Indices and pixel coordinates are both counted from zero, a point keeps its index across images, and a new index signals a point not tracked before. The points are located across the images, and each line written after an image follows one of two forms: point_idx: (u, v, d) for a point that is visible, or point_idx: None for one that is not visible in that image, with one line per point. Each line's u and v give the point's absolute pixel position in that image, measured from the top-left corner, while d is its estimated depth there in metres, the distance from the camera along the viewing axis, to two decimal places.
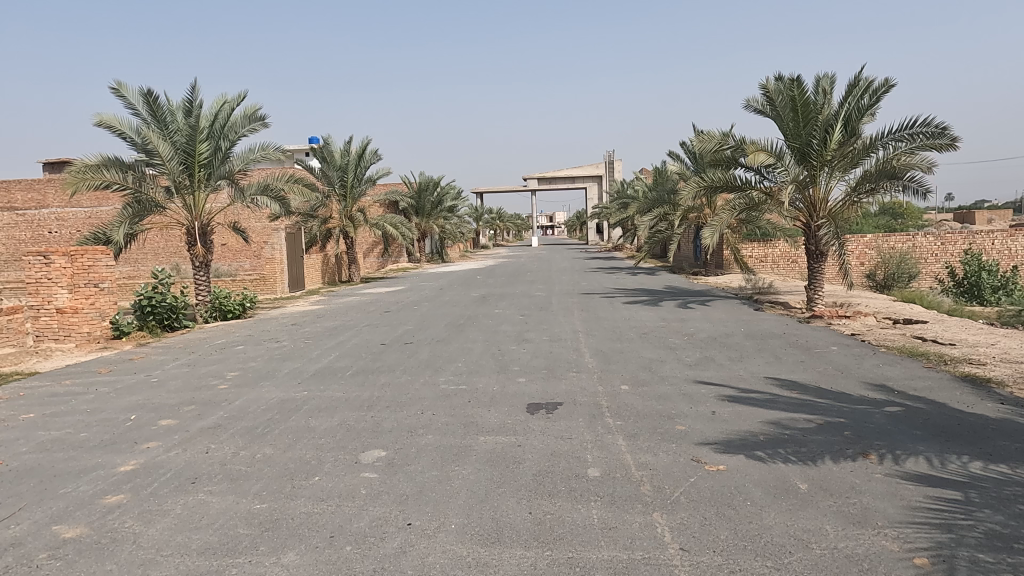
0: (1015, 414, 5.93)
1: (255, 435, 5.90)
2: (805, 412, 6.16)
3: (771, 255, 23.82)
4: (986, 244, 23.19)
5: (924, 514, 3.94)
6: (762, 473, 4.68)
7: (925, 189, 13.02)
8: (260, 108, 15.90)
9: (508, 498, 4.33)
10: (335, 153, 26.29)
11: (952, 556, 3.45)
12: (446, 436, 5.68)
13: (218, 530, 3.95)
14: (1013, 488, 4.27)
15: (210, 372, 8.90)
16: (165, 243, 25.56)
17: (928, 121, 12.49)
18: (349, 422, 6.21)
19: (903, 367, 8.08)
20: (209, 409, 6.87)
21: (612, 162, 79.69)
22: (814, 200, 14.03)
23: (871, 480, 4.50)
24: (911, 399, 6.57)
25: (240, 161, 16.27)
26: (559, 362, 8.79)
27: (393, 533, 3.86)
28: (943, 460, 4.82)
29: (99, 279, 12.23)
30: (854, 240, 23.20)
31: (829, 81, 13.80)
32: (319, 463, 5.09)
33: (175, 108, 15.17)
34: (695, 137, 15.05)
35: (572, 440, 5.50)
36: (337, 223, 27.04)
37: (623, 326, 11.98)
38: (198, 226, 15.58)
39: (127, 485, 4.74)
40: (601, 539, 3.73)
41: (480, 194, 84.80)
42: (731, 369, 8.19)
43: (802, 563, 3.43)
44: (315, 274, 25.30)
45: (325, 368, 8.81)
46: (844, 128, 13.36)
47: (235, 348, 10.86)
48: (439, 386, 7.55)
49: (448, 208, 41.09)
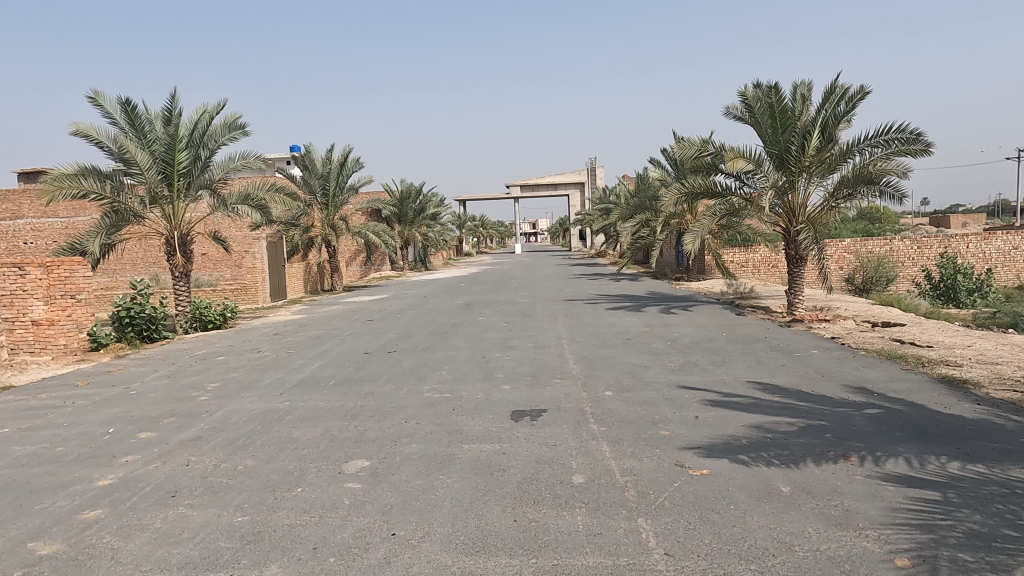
0: (990, 414, 6.04)
1: (237, 446, 5.83)
2: (787, 416, 6.21)
3: (752, 260, 24.05)
4: (961, 248, 23.60)
5: (905, 515, 3.99)
6: (746, 477, 4.70)
7: (900, 194, 13.25)
8: (240, 116, 15.79)
9: (493, 506, 4.31)
10: (317, 161, 26.10)
11: (934, 556, 3.49)
12: (430, 445, 5.66)
13: (199, 544, 3.89)
14: (990, 487, 4.35)
15: (191, 383, 8.80)
16: (143, 253, 25.27)
17: (903, 127, 12.73)
18: (333, 432, 6.17)
19: (882, 370, 8.19)
20: (190, 421, 6.78)
21: (594, 169, 80.03)
22: (793, 206, 14.19)
23: (852, 483, 4.54)
24: (891, 401, 6.67)
25: (220, 169, 16.15)
26: (544, 369, 8.80)
27: (377, 543, 3.83)
28: (922, 461, 4.89)
29: (76, 291, 11.98)
30: (833, 244, 23.42)
31: (806, 88, 13.99)
32: (302, 474, 5.04)
33: (153, 117, 15.02)
34: (675, 143, 15.18)
35: (557, 447, 5.50)
36: (319, 232, 26.94)
37: (607, 332, 12.04)
38: (178, 236, 15.39)
39: (106, 500, 4.66)
40: (586, 545, 3.72)
41: (462, 202, 84.76)
42: (714, 374, 8.24)
43: (785, 566, 3.45)
44: (298, 283, 25.17)
45: (308, 378, 8.74)
46: (821, 134, 13.55)
47: (216, 358, 10.75)
48: (424, 394, 7.53)
49: (430, 216, 40.94)
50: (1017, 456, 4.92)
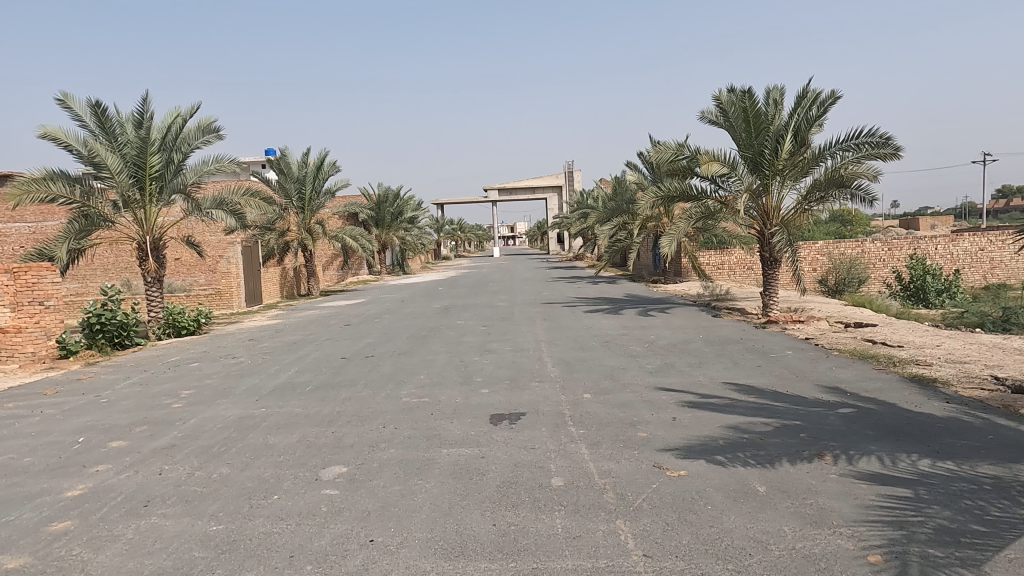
0: (959, 412, 6.18)
1: (211, 454, 5.74)
2: (763, 416, 6.28)
3: (727, 262, 24.33)
4: (929, 249, 24.12)
5: (877, 512, 4.06)
6: (723, 478, 4.75)
7: (871, 197, 13.49)
8: (215, 119, 15.61)
9: (472, 510, 4.30)
10: (293, 164, 25.84)
11: (904, 552, 3.56)
12: (409, 450, 5.63)
13: (173, 554, 3.82)
14: (960, 484, 4.44)
15: (164, 390, 8.63)
16: (115, 258, 24.81)
17: (872, 132, 12.98)
18: (310, 438, 6.11)
19: (855, 369, 8.34)
20: (163, 429, 6.67)
21: (572, 172, 80.30)
22: (767, 209, 14.38)
23: (827, 481, 4.60)
24: (863, 400, 6.78)
25: (193, 173, 15.93)
26: (523, 372, 8.80)
27: (355, 550, 3.80)
28: (893, 459, 4.98)
29: (44, 297, 11.77)
30: (806, 247, 23.73)
31: (779, 93, 14.21)
32: (279, 481, 4.98)
33: (124, 119, 14.79)
34: (651, 147, 15.33)
35: (536, 451, 5.50)
36: (296, 237, 26.66)
37: (585, 335, 12.08)
38: (150, 240, 15.14)
39: (75, 511, 4.55)
40: (565, 548, 3.73)
41: (440, 205, 84.60)
42: (691, 375, 8.32)
43: (762, 565, 3.49)
44: (273, 288, 24.91)
45: (285, 384, 8.64)
46: (794, 138, 13.76)
47: (190, 365, 10.58)
48: (402, 399, 7.49)
49: (407, 219, 40.79)
50: (985, 452, 5.04)
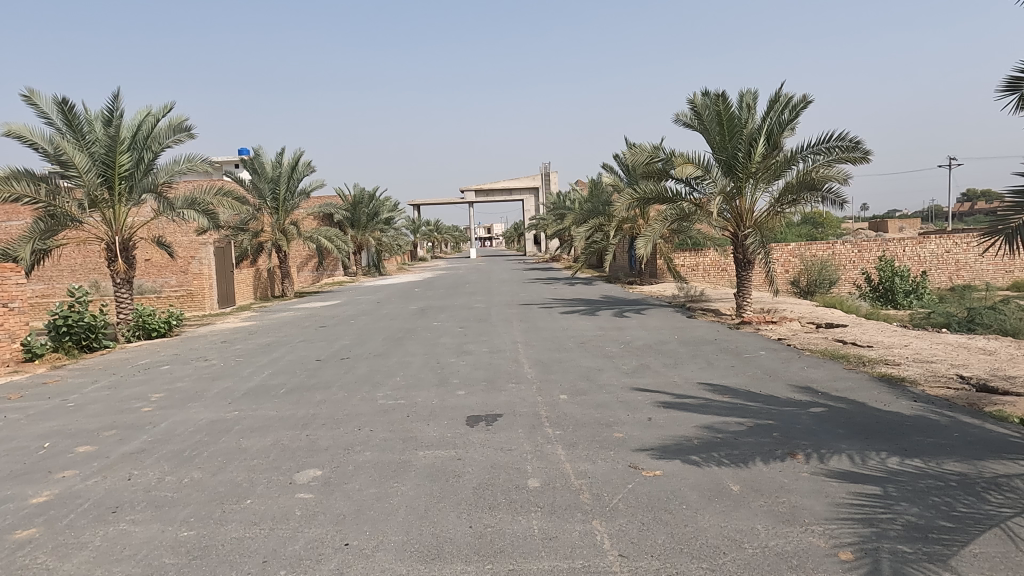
0: (927, 411, 6.31)
1: (182, 458, 5.64)
2: (737, 416, 6.36)
3: (702, 264, 24.61)
4: (898, 251, 24.61)
5: (848, 510, 4.12)
6: (698, 477, 4.80)
7: (841, 200, 13.75)
8: (187, 118, 15.38)
9: (448, 513, 4.28)
10: (266, 164, 25.50)
11: (875, 548, 3.62)
12: (384, 453, 5.59)
13: (142, 561, 3.75)
14: (927, 480, 4.54)
15: (133, 394, 8.46)
16: (82, 259, 24.30)
17: (843, 136, 13.21)
18: (283, 442, 6.03)
19: (826, 369, 8.48)
20: (132, 433, 6.52)
21: (549, 174, 80.47)
22: (741, 211, 14.56)
23: (798, 480, 4.67)
24: (834, 399, 6.90)
25: (164, 173, 15.67)
26: (499, 373, 8.80)
27: (330, 554, 3.76)
28: (863, 457, 5.08)
29: (8, 299, 11.48)
30: (778, 249, 24.16)
31: (752, 97, 14.43)
32: (251, 486, 4.91)
33: (93, 117, 14.51)
34: (627, 149, 15.45)
35: (513, 452, 5.50)
36: (269, 237, 26.33)
37: (562, 336, 12.12)
38: (119, 241, 14.85)
39: (40, 518, 4.44)
40: (541, 549, 3.73)
41: (417, 206, 84.19)
42: (667, 375, 8.39)
43: (735, 563, 3.53)
44: (246, 289, 24.61)
45: (258, 387, 8.52)
46: (767, 142, 13.95)
47: (160, 368, 10.38)
48: (377, 401, 7.43)
49: (383, 221, 40.58)
50: (951, 450, 5.16)
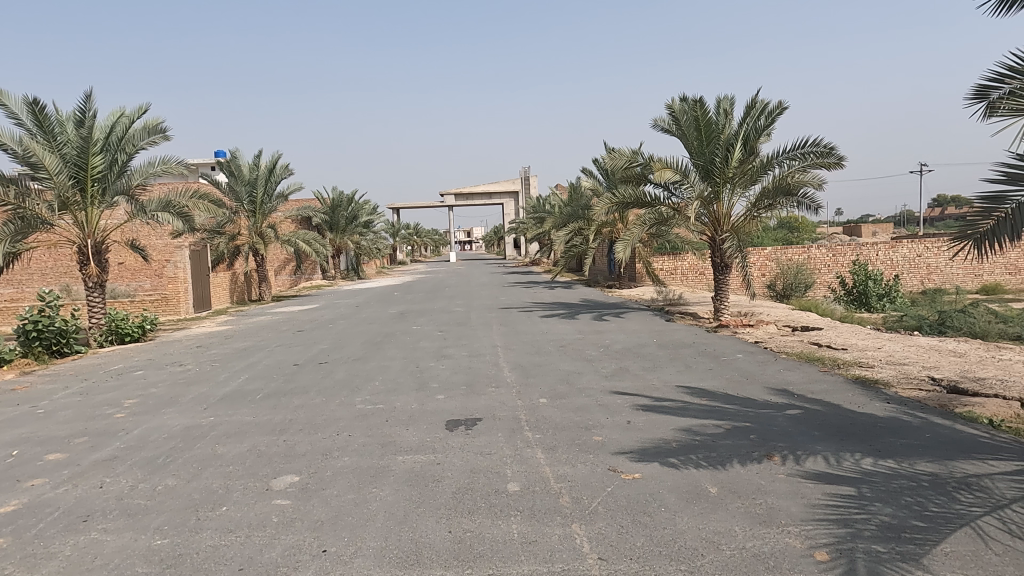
0: (900, 412, 6.41)
1: (156, 465, 5.55)
2: (714, 418, 6.42)
3: (680, 268, 24.81)
4: (872, 255, 25.05)
5: (824, 511, 4.17)
6: (676, 479, 4.83)
7: (816, 205, 13.98)
8: (162, 120, 15.17)
9: (427, 518, 4.25)
10: (244, 166, 25.23)
11: (850, 548, 3.67)
12: (363, 458, 5.55)
13: (114, 571, 3.67)
14: (900, 480, 4.62)
15: (106, 400, 8.31)
16: (53, 263, 23.86)
17: (817, 142, 13.43)
18: (260, 447, 5.95)
19: (802, 371, 8.59)
20: (105, 440, 6.40)
21: (528, 178, 80.63)
22: (718, 215, 14.70)
23: (775, 481, 4.72)
24: (810, 401, 6.99)
25: (139, 175, 15.45)
26: (479, 377, 8.78)
27: (307, 561, 3.71)
28: (838, 458, 5.14)
29: None
30: (755, 253, 24.53)
31: (729, 103, 14.61)
32: (227, 492, 4.84)
33: (64, 118, 14.25)
34: (606, 154, 15.54)
35: (492, 456, 5.49)
36: (246, 240, 26.07)
37: (542, 339, 12.13)
38: (91, 244, 14.60)
39: (7, 528, 4.33)
40: (521, 554, 3.73)
41: (396, 209, 83.85)
42: (645, 379, 8.44)
43: (713, 565, 3.55)
44: (223, 293, 24.26)
45: (234, 392, 8.41)
46: (743, 147, 14.13)
47: (134, 373, 10.20)
48: (356, 406, 7.38)
49: (362, 224, 40.33)
50: (923, 451, 5.24)
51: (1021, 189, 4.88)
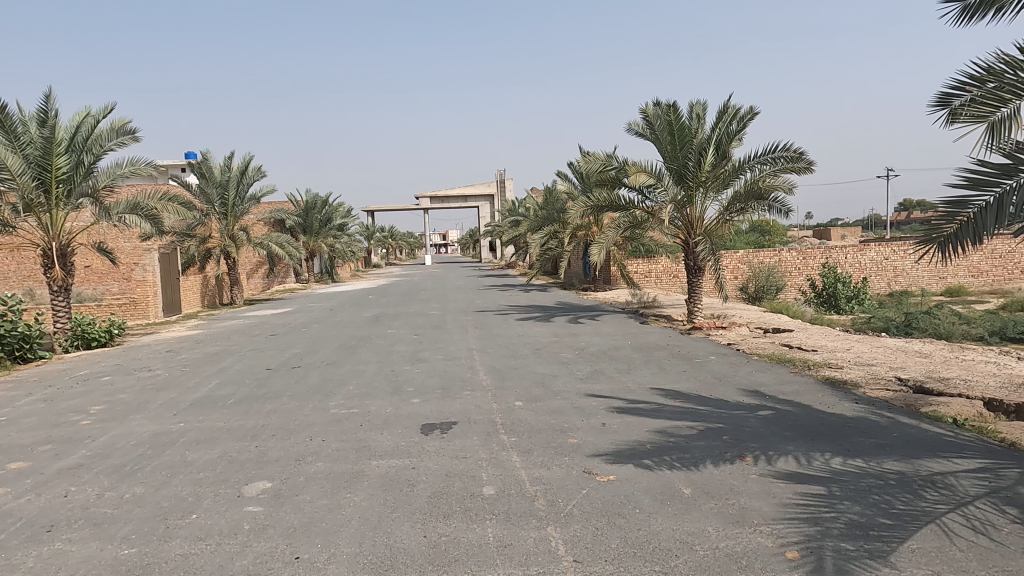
0: (867, 412, 6.54)
1: (123, 473, 5.43)
2: (688, 420, 6.48)
3: (654, 271, 25.05)
4: (840, 258, 25.56)
5: (794, 510, 4.24)
6: (650, 481, 4.86)
7: (787, 208, 14.21)
8: (130, 120, 14.88)
9: (401, 523, 4.23)
10: (215, 168, 24.86)
11: (820, 547, 3.72)
12: (337, 463, 5.50)
13: None
14: (868, 479, 4.70)
15: (71, 406, 8.09)
16: (17, 265, 23.29)
17: (788, 146, 13.67)
18: (231, 454, 5.86)
19: (773, 373, 8.72)
20: (69, 448, 6.24)
21: (504, 181, 80.68)
22: (691, 219, 14.88)
23: (747, 481, 4.78)
24: (781, 402, 7.08)
25: (106, 175, 15.13)
26: (454, 381, 8.75)
27: (279, 568, 3.67)
28: (808, 458, 5.22)
29: None
30: (728, 256, 24.87)
31: (702, 108, 14.82)
32: (198, 500, 4.75)
33: (27, 118, 13.90)
34: (580, 158, 15.63)
35: (467, 459, 5.47)
36: (218, 243, 25.66)
37: (517, 342, 12.14)
38: (56, 247, 14.27)
39: None
40: (497, 557, 3.72)
41: (371, 212, 83.26)
42: (620, 381, 8.49)
43: (686, 566, 3.58)
44: (193, 297, 23.84)
45: (205, 398, 8.26)
46: (716, 151, 14.32)
47: (100, 378, 9.98)
48: (330, 410, 7.30)
49: (336, 226, 39.99)
50: (891, 450, 5.35)
51: (982, 194, 5.03)
